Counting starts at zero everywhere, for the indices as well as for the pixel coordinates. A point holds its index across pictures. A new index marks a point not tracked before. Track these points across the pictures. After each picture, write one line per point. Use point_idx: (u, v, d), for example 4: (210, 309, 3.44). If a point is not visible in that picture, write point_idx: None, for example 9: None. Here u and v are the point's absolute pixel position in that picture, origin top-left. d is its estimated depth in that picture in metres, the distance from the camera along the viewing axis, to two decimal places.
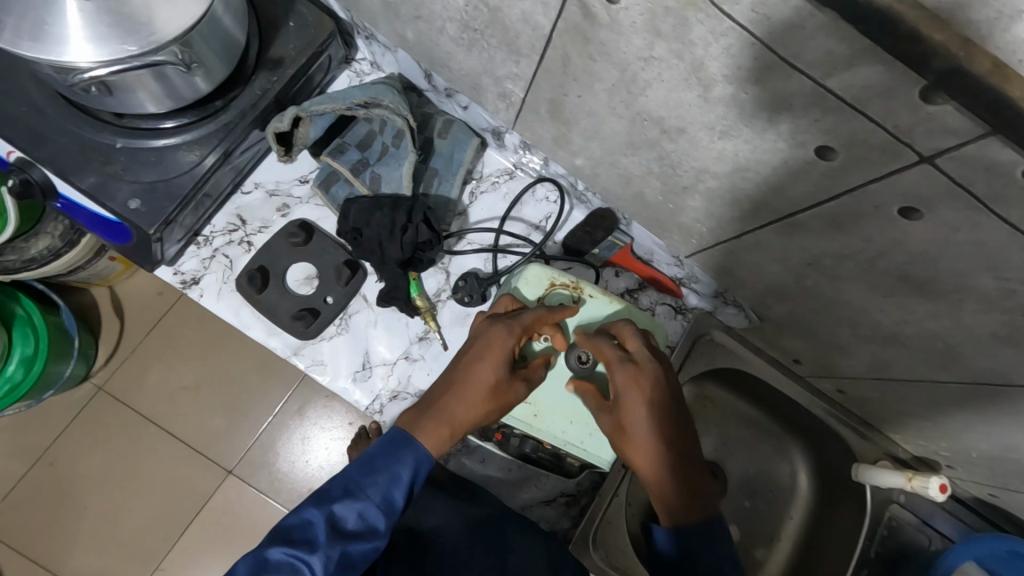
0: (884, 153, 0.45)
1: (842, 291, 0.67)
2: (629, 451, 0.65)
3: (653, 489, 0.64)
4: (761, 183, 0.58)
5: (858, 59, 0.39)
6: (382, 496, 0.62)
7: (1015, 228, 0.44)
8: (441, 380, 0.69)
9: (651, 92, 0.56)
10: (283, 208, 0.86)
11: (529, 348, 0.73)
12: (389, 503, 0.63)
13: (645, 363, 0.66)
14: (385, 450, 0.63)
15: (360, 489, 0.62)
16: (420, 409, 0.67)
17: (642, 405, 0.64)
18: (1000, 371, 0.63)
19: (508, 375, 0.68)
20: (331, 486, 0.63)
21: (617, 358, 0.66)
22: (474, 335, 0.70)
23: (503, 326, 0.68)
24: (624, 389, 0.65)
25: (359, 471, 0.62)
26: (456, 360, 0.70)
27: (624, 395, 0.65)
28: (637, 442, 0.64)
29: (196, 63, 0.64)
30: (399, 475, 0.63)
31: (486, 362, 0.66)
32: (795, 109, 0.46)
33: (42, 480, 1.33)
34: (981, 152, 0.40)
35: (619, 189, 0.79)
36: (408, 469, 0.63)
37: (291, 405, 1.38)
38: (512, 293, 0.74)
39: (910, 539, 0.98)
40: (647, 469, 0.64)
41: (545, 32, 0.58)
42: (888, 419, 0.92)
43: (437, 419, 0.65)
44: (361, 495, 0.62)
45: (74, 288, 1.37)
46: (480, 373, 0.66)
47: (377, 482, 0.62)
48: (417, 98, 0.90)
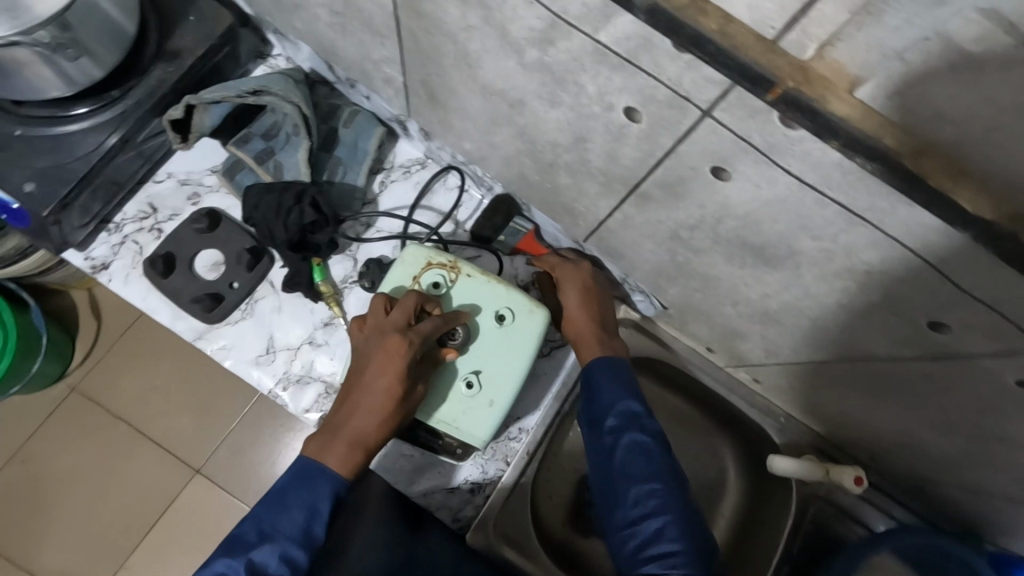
0: (673, 109, 0.45)
1: (708, 266, 0.66)
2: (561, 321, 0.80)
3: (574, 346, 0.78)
4: (600, 153, 0.58)
5: (609, 10, 0.39)
6: (301, 532, 0.64)
7: (801, 182, 0.43)
8: (344, 394, 0.69)
9: (485, 64, 0.57)
10: (194, 197, 0.89)
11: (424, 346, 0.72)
12: (310, 536, 0.65)
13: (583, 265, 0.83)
14: (297, 484, 0.65)
15: (277, 531, 0.64)
16: (327, 430, 0.68)
17: (575, 287, 0.81)
18: (863, 346, 0.61)
19: (408, 382, 0.67)
20: (245, 531, 0.65)
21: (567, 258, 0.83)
22: (366, 347, 0.69)
23: (394, 334, 0.67)
24: (561, 276, 0.82)
25: (273, 515, 0.65)
26: (354, 373, 0.69)
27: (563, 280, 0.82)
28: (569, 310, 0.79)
29: (75, 49, 0.67)
30: (317, 509, 0.65)
31: (380, 376, 0.66)
32: (588, 67, 0.47)
33: (14, 477, 1.37)
34: (740, 100, 0.39)
35: (508, 173, 0.80)
36: (323, 501, 0.65)
37: (260, 407, 1.41)
38: (386, 294, 0.72)
39: (837, 536, 0.95)
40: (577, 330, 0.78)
41: (390, 11, 0.60)
42: (803, 408, 0.90)
43: (343, 439, 0.66)
44: (279, 536, 0.64)
45: (54, 290, 1.42)
46: (379, 388, 0.66)
47: (294, 521, 0.64)
48: (328, 91, 0.93)
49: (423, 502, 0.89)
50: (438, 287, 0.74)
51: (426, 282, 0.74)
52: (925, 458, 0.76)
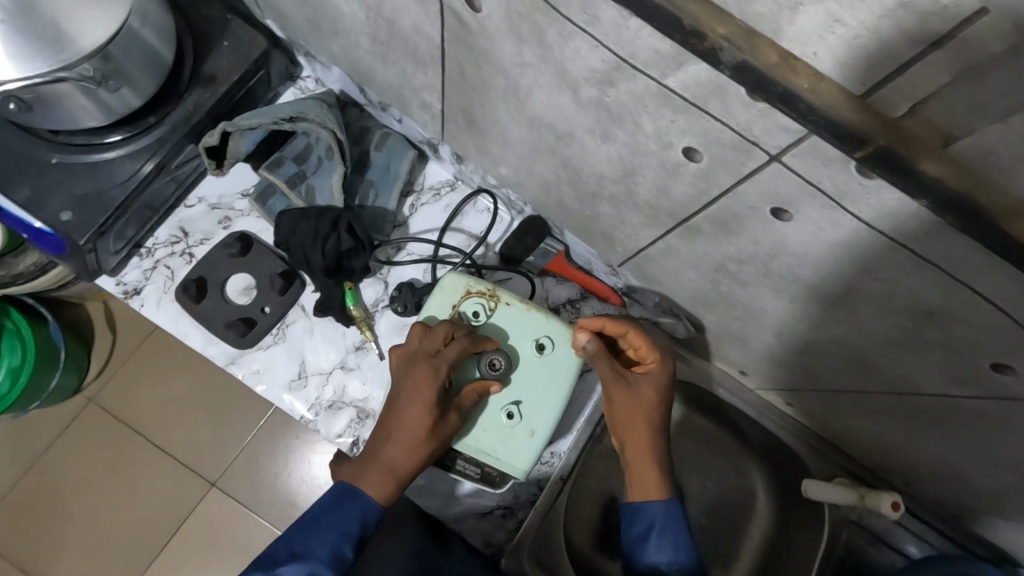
0: (738, 152, 0.45)
1: (753, 296, 0.65)
2: (640, 425, 0.67)
3: (648, 462, 0.66)
4: (650, 187, 0.58)
5: (682, 58, 0.39)
6: (331, 552, 0.61)
7: (870, 227, 0.43)
8: (376, 424, 0.69)
9: (535, 97, 0.56)
10: (225, 221, 0.88)
11: (462, 374, 0.72)
12: (340, 558, 0.61)
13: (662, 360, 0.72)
14: (328, 505, 0.64)
15: (307, 549, 0.61)
16: (359, 460, 0.67)
17: (662, 394, 0.68)
18: (916, 381, 0.60)
19: (442, 411, 0.67)
20: (276, 549, 0.62)
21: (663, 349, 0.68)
22: (400, 377, 0.69)
23: (427, 364, 0.67)
24: (655, 374, 0.68)
25: (304, 533, 0.62)
26: (387, 404, 0.69)
27: (652, 378, 0.68)
28: (648, 421, 0.67)
29: (116, 80, 0.67)
30: (348, 530, 0.62)
31: (414, 405, 0.66)
32: (650, 108, 0.46)
33: (32, 488, 1.36)
34: (815, 149, 0.39)
35: (543, 198, 0.79)
36: (354, 523, 0.63)
37: (276, 418, 1.40)
38: (423, 322, 0.73)
39: (871, 561, 0.94)
40: (651, 447, 0.67)
41: (437, 42, 0.59)
42: (838, 433, 0.89)
43: (377, 469, 0.66)
44: (309, 555, 0.61)
45: (68, 303, 1.41)
46: (413, 418, 0.66)
47: (324, 540, 0.61)
48: (357, 113, 0.92)
49: (456, 526, 0.88)
50: (477, 316, 0.73)
51: (463, 309, 0.74)
52: (969, 487, 0.75)
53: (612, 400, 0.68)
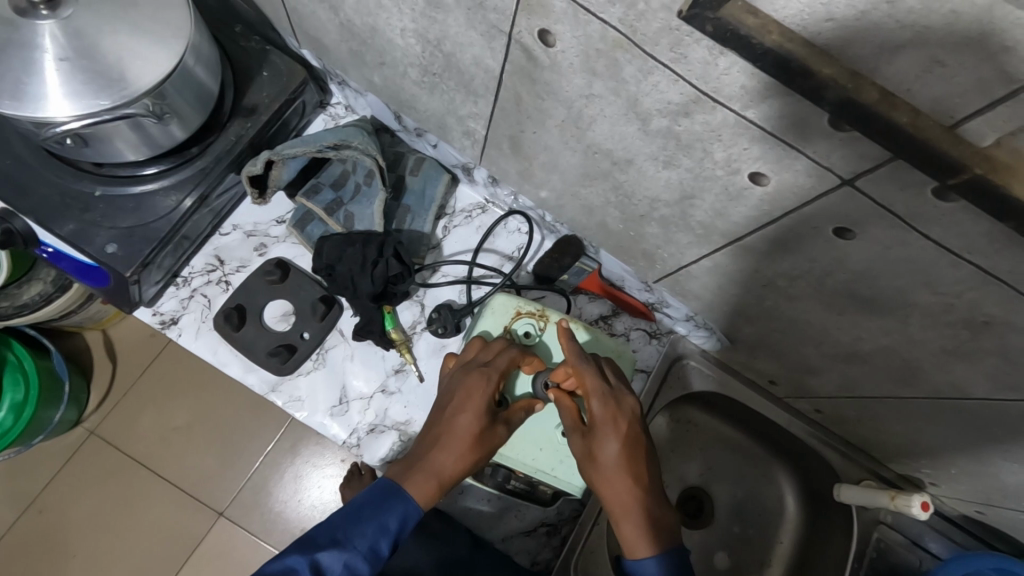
0: (811, 178, 0.47)
1: (800, 310, 0.68)
2: (600, 480, 0.64)
3: (618, 516, 0.63)
4: (707, 210, 0.60)
5: (769, 92, 0.42)
6: (369, 546, 0.60)
7: (939, 246, 0.46)
8: (425, 430, 0.69)
9: (596, 126, 0.58)
10: (261, 248, 0.89)
11: (512, 391, 0.73)
12: (375, 553, 0.60)
13: (625, 399, 0.67)
14: (373, 499, 0.62)
15: (347, 538, 0.59)
16: (406, 461, 0.67)
17: (618, 439, 0.64)
18: (959, 387, 0.63)
19: (491, 421, 0.68)
20: (317, 533, 0.60)
21: (601, 393, 0.65)
22: (450, 385, 0.70)
23: (479, 373, 0.68)
24: (602, 420, 0.65)
25: (346, 521, 0.60)
26: (436, 411, 0.70)
27: (601, 424, 0.65)
28: (609, 471, 0.63)
29: (168, 114, 0.67)
30: (387, 526, 0.61)
31: (465, 412, 0.66)
32: (723, 138, 0.49)
33: (30, 528, 1.26)
34: (893, 175, 0.42)
35: (583, 219, 0.82)
36: (395, 520, 0.61)
37: (283, 443, 1.31)
38: (481, 336, 0.75)
39: (902, 561, 0.96)
40: (618, 498, 0.62)
41: (497, 74, 0.62)
42: (866, 438, 0.92)
43: (424, 472, 0.65)
44: (348, 544, 0.59)
45: (66, 332, 1.33)
46: (462, 425, 0.66)
47: (365, 532, 0.60)
48: (390, 139, 0.94)
49: (503, 547, 0.89)
50: (529, 336, 0.75)
51: (518, 330, 0.76)
52: (1000, 485, 0.79)
53: (579, 458, 0.67)
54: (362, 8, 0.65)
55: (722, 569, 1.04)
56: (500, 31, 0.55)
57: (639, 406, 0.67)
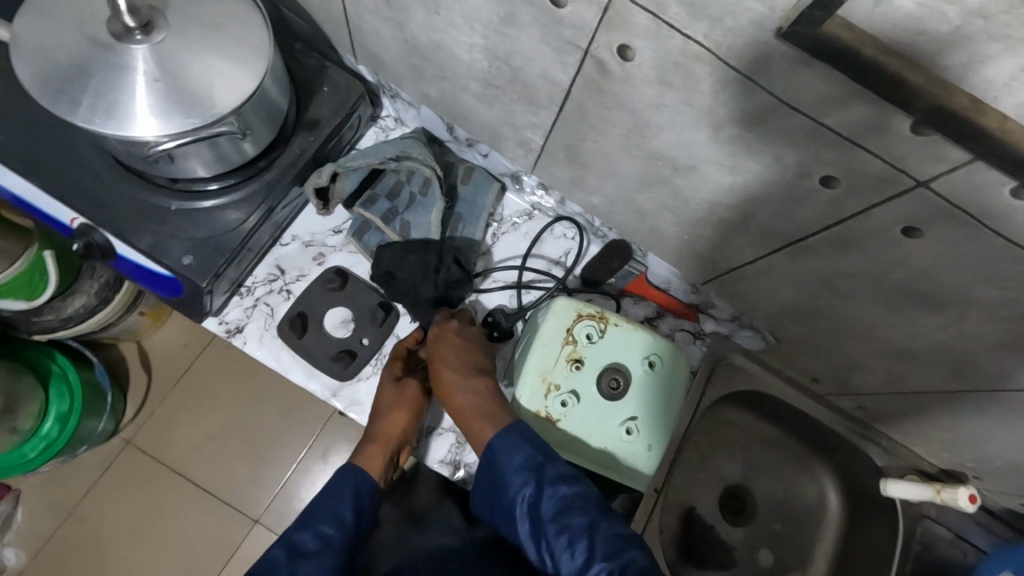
0: (880, 180, 0.50)
1: (854, 309, 0.70)
2: (461, 401, 0.76)
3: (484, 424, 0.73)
4: (768, 212, 0.63)
5: (849, 99, 0.44)
6: (332, 514, 0.72)
7: (1008, 242, 0.48)
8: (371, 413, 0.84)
9: (662, 134, 0.61)
10: (319, 257, 0.91)
11: (582, 390, 0.77)
12: (341, 518, 0.72)
13: (464, 338, 0.82)
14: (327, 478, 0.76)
15: (312, 515, 0.72)
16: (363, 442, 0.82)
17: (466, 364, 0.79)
18: (1013, 378, 0.65)
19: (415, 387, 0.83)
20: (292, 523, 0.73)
21: (441, 333, 0.81)
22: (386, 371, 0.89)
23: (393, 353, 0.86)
24: (450, 352, 0.80)
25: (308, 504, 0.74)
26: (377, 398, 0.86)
27: (447, 356, 0.79)
28: (464, 391, 0.76)
29: (246, 130, 0.70)
30: (342, 492, 0.74)
31: (381, 384, 0.84)
32: (796, 143, 0.52)
33: (70, 538, 1.28)
34: (968, 176, 0.45)
35: (634, 224, 0.84)
36: (348, 487, 0.75)
37: (315, 450, 1.33)
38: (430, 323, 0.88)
39: (943, 554, 0.98)
40: (483, 410, 0.74)
41: (563, 86, 0.65)
42: (909, 433, 0.94)
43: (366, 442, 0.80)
44: (313, 518, 0.72)
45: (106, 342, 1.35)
46: (379, 397, 0.83)
47: (324, 505, 0.73)
48: (439, 149, 0.97)
49: None
50: (590, 338, 0.78)
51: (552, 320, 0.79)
52: None
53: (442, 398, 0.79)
54: (432, 26, 0.68)
55: (767, 566, 1.07)
56: (575, 46, 0.58)
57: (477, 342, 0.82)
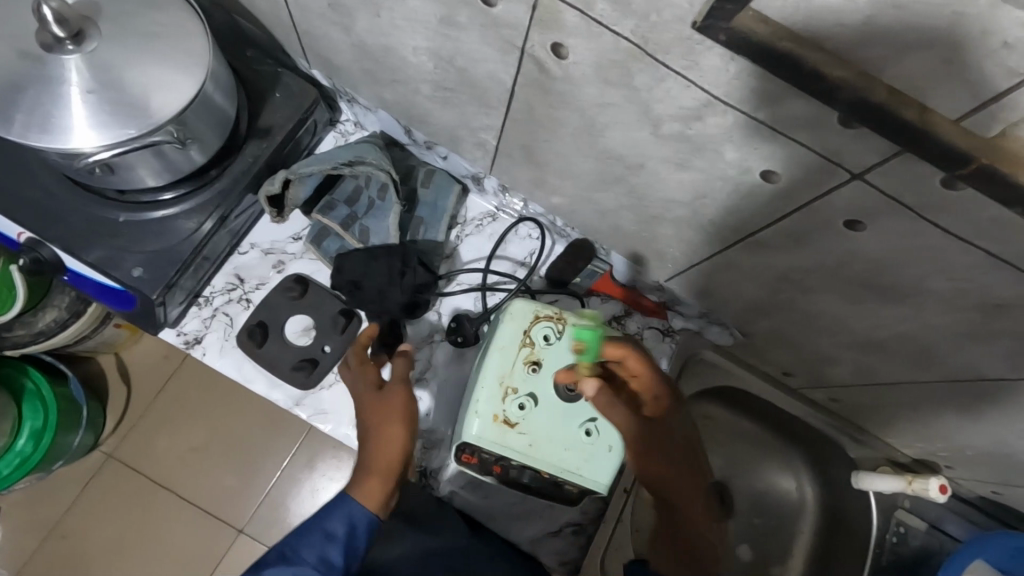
0: (822, 173, 0.49)
1: (814, 302, 0.70)
2: (650, 456, 0.73)
3: (660, 478, 0.74)
4: (720, 208, 0.62)
5: (779, 93, 0.43)
6: (318, 556, 0.66)
7: (950, 234, 0.47)
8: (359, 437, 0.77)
9: (609, 133, 0.60)
10: (278, 264, 0.90)
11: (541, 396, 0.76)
12: (328, 562, 0.66)
13: (658, 384, 0.72)
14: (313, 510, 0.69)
15: (294, 552, 0.67)
16: (357, 468, 0.74)
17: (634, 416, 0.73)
18: (974, 368, 0.64)
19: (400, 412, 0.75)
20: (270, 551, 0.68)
21: (642, 362, 0.69)
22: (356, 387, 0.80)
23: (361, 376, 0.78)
24: (643, 392, 0.71)
25: (291, 536, 0.68)
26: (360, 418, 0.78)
27: (649, 407, 0.72)
28: (645, 446, 0.73)
29: (190, 139, 0.69)
30: (332, 532, 0.68)
31: (363, 411, 0.76)
32: (736, 138, 0.51)
33: (54, 554, 1.27)
34: (903, 168, 0.44)
35: (595, 222, 0.83)
36: (340, 526, 0.68)
37: (300, 458, 1.31)
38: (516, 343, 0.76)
39: (923, 543, 0.98)
40: (664, 466, 0.74)
41: (509, 87, 0.64)
42: (882, 424, 0.93)
43: (366, 474, 0.72)
44: (295, 556, 0.66)
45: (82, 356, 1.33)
46: (366, 426, 0.75)
47: (310, 543, 0.67)
48: (400, 153, 0.96)
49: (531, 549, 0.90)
50: (549, 340, 0.77)
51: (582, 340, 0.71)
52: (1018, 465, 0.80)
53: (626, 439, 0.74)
54: (376, 29, 0.67)
55: (745, 561, 1.05)
56: (513, 46, 0.56)
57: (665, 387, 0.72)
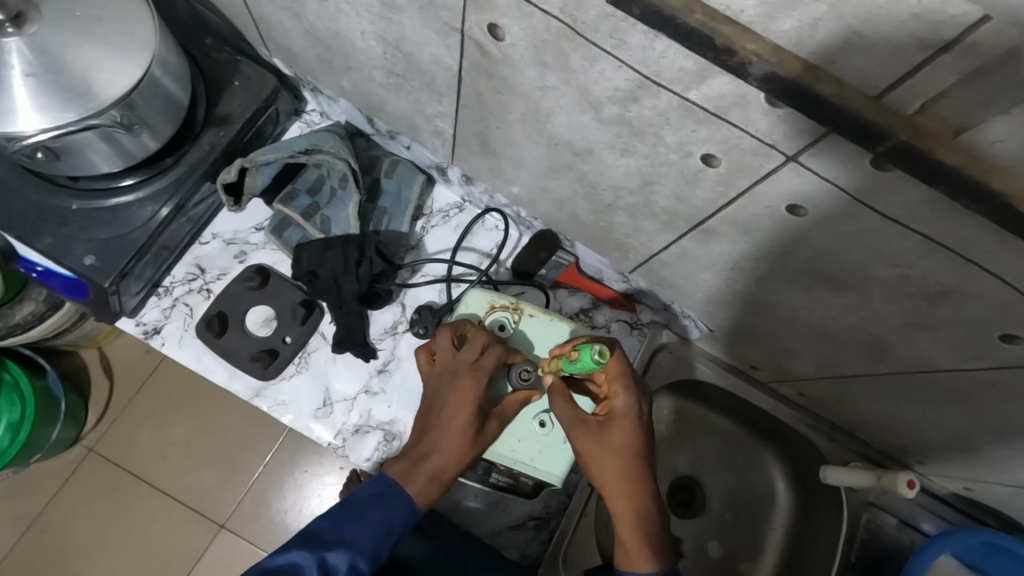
0: (758, 156, 0.48)
1: (768, 292, 0.69)
2: (608, 470, 0.63)
3: (625, 508, 0.63)
4: (668, 195, 0.61)
5: (705, 72, 0.43)
6: (372, 547, 0.63)
7: (887, 218, 0.46)
8: (416, 429, 0.71)
9: (554, 118, 0.60)
10: (240, 255, 0.90)
11: (497, 389, 0.73)
12: (378, 553, 0.63)
13: (631, 406, 0.64)
14: (379, 496, 0.65)
15: (354, 539, 0.62)
16: (405, 460, 0.68)
17: (619, 430, 0.64)
18: (928, 359, 0.63)
19: (482, 418, 0.70)
20: (324, 529, 0.62)
21: (623, 378, 0.64)
22: (440, 382, 0.71)
23: (471, 372, 0.70)
24: (618, 405, 0.64)
25: (353, 520, 0.63)
26: (426, 408, 0.71)
27: (617, 421, 0.64)
28: (610, 465, 0.63)
29: (138, 124, 0.68)
30: (390, 527, 0.64)
31: (461, 412, 0.68)
32: (671, 121, 0.50)
33: (29, 548, 1.23)
34: (833, 148, 0.43)
35: (556, 213, 0.82)
36: (396, 521, 0.64)
37: (282, 455, 1.27)
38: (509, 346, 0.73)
39: (892, 540, 0.97)
40: (628, 493, 0.63)
41: (456, 71, 0.63)
42: (850, 418, 0.92)
43: (425, 476, 0.67)
44: (354, 544, 0.62)
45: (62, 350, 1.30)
46: (457, 427, 0.68)
47: (369, 532, 0.63)
48: (364, 143, 0.95)
49: (492, 542, 0.90)
50: (504, 329, 0.76)
51: (581, 352, 0.61)
52: (981, 459, 0.79)
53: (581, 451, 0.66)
54: (324, 14, 0.66)
55: (716, 558, 1.04)
56: (453, 28, 0.56)
57: (640, 413, 0.64)
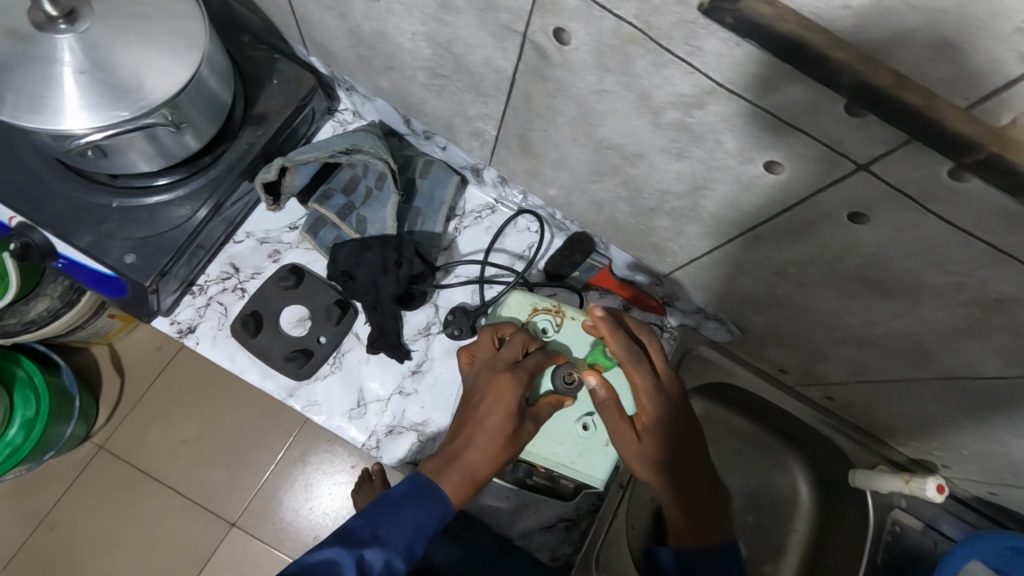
0: (823, 164, 0.49)
1: (811, 297, 0.69)
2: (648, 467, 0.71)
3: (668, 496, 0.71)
4: (719, 200, 0.62)
5: (782, 80, 0.43)
6: (406, 545, 0.61)
7: (952, 226, 0.47)
8: (453, 427, 0.70)
9: (608, 121, 0.60)
10: (274, 254, 0.90)
11: (536, 390, 0.74)
12: (411, 553, 0.62)
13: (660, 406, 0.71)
14: (410, 494, 0.64)
15: (388, 535, 0.61)
16: (440, 459, 0.68)
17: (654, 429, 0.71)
18: (970, 365, 0.64)
19: (520, 419, 0.69)
20: (357, 527, 0.61)
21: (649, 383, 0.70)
22: (478, 379, 0.71)
23: (509, 371, 0.69)
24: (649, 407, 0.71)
25: (386, 519, 0.62)
26: (464, 405, 0.71)
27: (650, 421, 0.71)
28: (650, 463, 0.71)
29: (184, 123, 0.68)
30: (425, 526, 0.63)
31: (498, 409, 0.67)
32: (737, 128, 0.50)
33: (38, 547, 1.21)
34: (906, 157, 0.43)
35: (593, 215, 0.83)
36: (431, 521, 0.63)
37: (293, 451, 1.27)
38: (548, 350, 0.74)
39: (914, 544, 0.97)
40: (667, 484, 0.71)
41: (507, 74, 0.63)
42: (877, 423, 0.92)
43: (459, 474, 0.66)
44: (387, 541, 0.61)
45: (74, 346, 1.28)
46: (493, 425, 0.67)
47: (403, 531, 0.62)
48: (398, 143, 0.95)
49: (523, 543, 0.90)
50: (545, 332, 0.77)
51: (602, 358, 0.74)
52: (1011, 464, 0.80)
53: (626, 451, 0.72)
54: (372, 15, 0.66)
55: None
56: (512, 31, 0.56)
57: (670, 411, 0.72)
